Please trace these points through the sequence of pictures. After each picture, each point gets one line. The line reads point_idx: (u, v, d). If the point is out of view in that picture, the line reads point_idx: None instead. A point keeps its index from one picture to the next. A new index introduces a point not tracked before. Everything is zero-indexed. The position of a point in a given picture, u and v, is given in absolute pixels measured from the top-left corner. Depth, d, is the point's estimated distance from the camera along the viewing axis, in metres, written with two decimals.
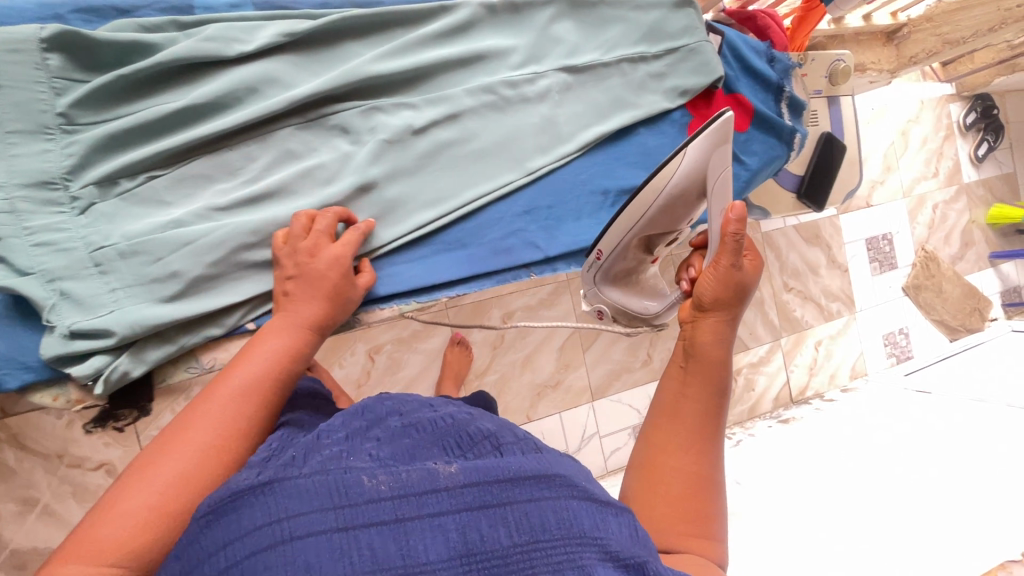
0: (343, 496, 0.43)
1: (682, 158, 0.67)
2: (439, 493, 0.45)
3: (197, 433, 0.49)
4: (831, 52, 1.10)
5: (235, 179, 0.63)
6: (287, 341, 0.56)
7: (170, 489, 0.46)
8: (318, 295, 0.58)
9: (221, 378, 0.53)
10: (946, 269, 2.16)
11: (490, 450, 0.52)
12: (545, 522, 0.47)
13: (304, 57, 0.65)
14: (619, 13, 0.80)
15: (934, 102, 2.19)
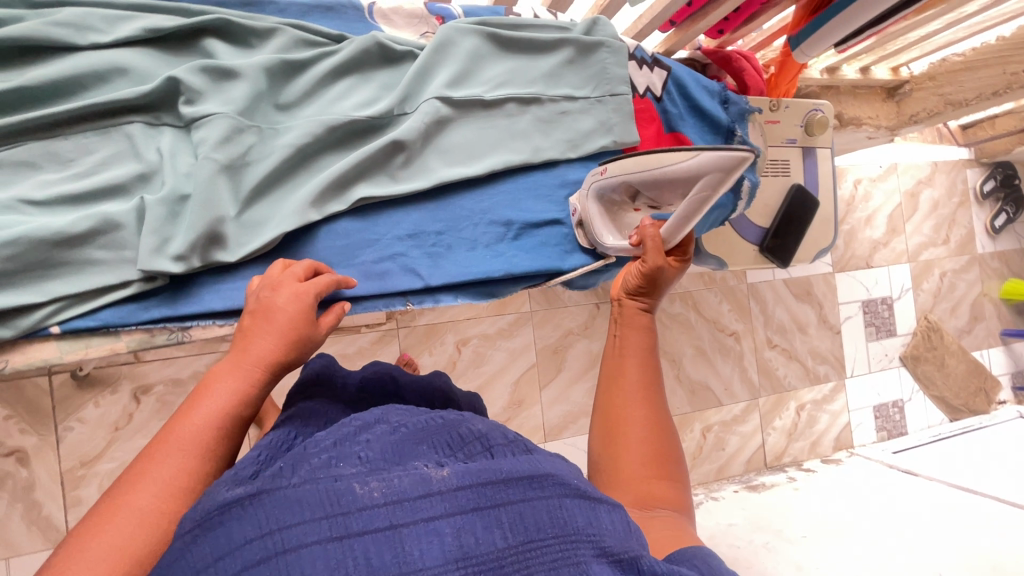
0: (332, 504, 0.34)
1: (687, 161, 0.53)
2: (434, 498, 0.36)
3: (142, 493, 0.38)
4: (809, 100, 1.03)
5: (66, 171, 0.51)
6: (236, 385, 0.45)
7: (109, 567, 0.34)
8: (278, 328, 0.48)
9: (173, 428, 0.41)
10: (951, 342, 2.02)
11: (482, 451, 0.42)
12: (544, 523, 0.37)
13: (173, 57, 0.56)
14: (548, 41, 0.73)
15: (949, 166, 2.09)
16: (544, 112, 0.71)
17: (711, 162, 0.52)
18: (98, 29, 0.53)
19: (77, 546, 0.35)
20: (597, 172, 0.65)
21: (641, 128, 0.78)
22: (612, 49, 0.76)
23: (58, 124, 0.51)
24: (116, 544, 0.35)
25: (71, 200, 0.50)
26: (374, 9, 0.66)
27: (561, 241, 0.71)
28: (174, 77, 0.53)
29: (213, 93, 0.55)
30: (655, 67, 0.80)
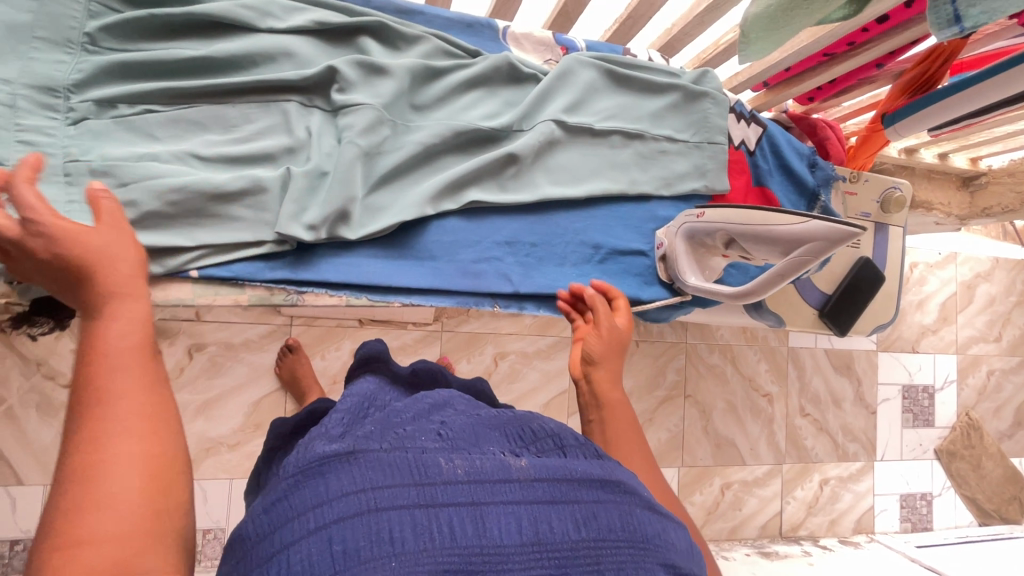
0: (418, 474, 0.36)
1: (793, 226, 0.55)
2: (513, 485, 0.38)
3: (104, 446, 0.36)
4: (888, 178, 1.07)
5: (227, 135, 0.57)
6: (129, 316, 0.42)
7: (121, 513, 0.34)
8: (100, 262, 0.43)
9: (91, 380, 0.38)
10: (991, 444, 1.95)
11: (555, 449, 0.44)
12: (614, 526, 0.39)
13: (331, 49, 0.62)
14: (659, 84, 0.77)
15: (1010, 264, 2.05)
16: (645, 149, 0.75)
17: (823, 232, 0.53)
18: (276, 16, 0.59)
19: (70, 518, 0.33)
20: (694, 214, 0.67)
21: (732, 177, 0.81)
22: (717, 100, 0.79)
23: (229, 93, 0.57)
24: (111, 496, 0.34)
25: (227, 165, 0.56)
26: (508, 32, 0.71)
27: (644, 272, 0.73)
28: (335, 66, 0.58)
29: (364, 85, 0.60)
30: (752, 123, 0.84)
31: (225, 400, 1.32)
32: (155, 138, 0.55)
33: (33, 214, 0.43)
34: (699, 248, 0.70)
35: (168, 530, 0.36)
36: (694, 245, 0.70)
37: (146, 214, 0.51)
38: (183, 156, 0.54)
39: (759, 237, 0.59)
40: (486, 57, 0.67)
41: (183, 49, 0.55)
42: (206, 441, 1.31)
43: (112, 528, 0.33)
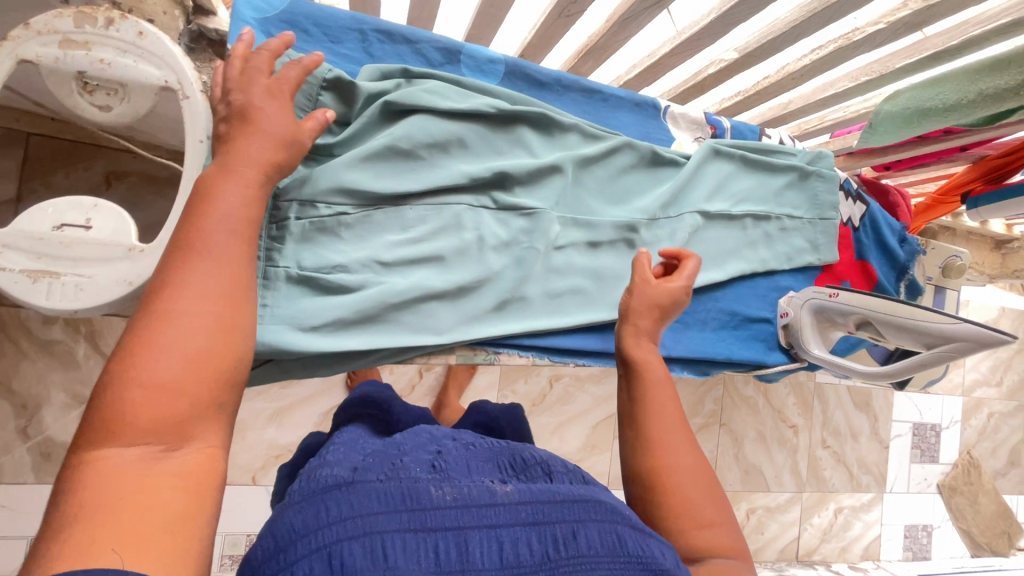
0: (410, 500, 0.38)
1: (947, 324, 0.62)
2: (497, 509, 0.39)
3: (185, 298, 0.35)
4: (951, 247, 1.16)
5: (404, 234, 0.58)
6: (248, 177, 0.41)
7: (182, 364, 0.33)
8: (266, 135, 0.44)
9: (194, 235, 0.38)
10: (987, 480, 2.10)
11: (541, 475, 0.46)
12: (595, 543, 0.38)
13: (508, 140, 0.63)
14: (782, 169, 0.83)
15: (1015, 314, 2.19)
16: (770, 229, 0.81)
17: (974, 337, 0.60)
18: (458, 104, 0.59)
19: (128, 363, 0.32)
20: (826, 294, 0.75)
21: (841, 251, 0.89)
22: (824, 178, 0.86)
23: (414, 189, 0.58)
24: (181, 352, 0.33)
25: (450, 239, 0.59)
26: (669, 111, 0.76)
27: (768, 338, 0.80)
28: (514, 169, 0.62)
29: (530, 188, 0.64)
30: (857, 201, 0.91)
31: (295, 410, 1.35)
32: (379, 206, 0.56)
33: (257, 54, 0.46)
34: (822, 320, 0.78)
35: (221, 405, 0.35)
36: (823, 318, 0.77)
37: (354, 315, 0.53)
38: (368, 262, 0.55)
39: (903, 327, 0.66)
40: (636, 148, 0.72)
41: (377, 144, 0.55)
42: (275, 448, 1.33)
43: (172, 383, 0.32)
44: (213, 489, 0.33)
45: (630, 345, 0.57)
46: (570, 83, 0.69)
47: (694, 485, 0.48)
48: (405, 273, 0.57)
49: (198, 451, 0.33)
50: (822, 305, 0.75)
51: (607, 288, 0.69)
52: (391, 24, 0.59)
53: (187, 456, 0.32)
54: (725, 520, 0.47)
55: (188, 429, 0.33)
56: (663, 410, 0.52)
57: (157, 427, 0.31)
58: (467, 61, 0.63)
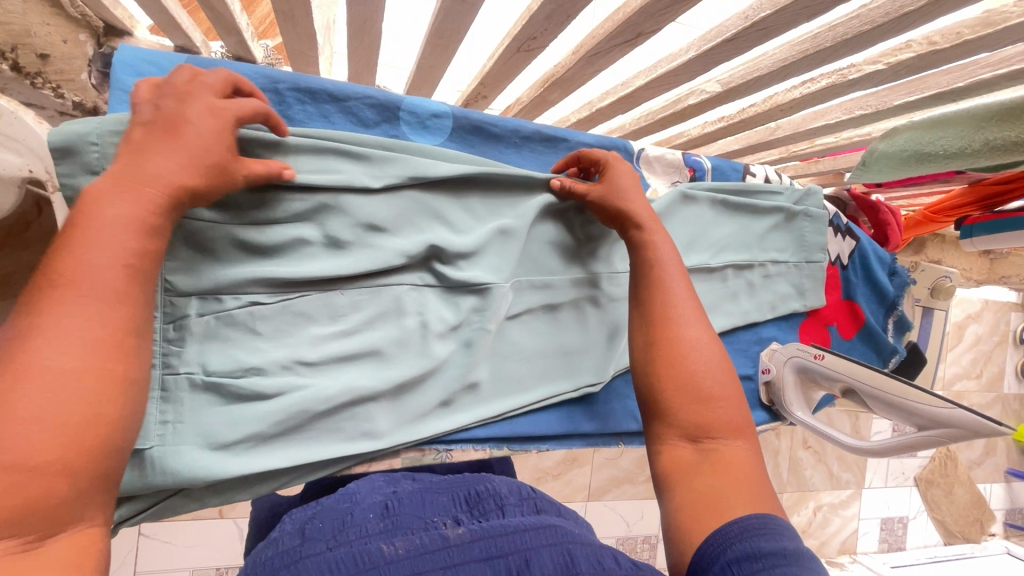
0: (363, 559, 0.38)
1: (943, 408, 0.59)
2: (450, 550, 0.39)
3: (46, 354, 0.30)
4: (941, 268, 1.11)
5: (335, 326, 0.50)
6: (145, 198, 0.36)
7: (56, 434, 0.30)
8: (190, 160, 0.38)
9: (66, 270, 0.33)
10: (962, 471, 2.13)
11: (494, 509, 0.47)
12: (548, 567, 0.38)
13: (457, 204, 0.56)
14: (767, 210, 0.76)
15: (998, 306, 2.18)
16: (753, 277, 0.75)
17: (967, 423, 0.58)
18: (395, 173, 0.51)
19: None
20: (810, 354, 0.70)
21: (828, 293, 0.83)
22: (811, 217, 0.79)
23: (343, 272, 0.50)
24: (46, 422, 0.29)
25: (390, 329, 0.52)
26: (643, 155, 0.68)
27: (749, 395, 0.75)
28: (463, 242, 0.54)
29: (484, 258, 0.57)
30: (846, 236, 0.85)
31: None
32: (302, 292, 0.49)
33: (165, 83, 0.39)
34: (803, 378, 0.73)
35: (104, 467, 0.32)
36: (807, 381, 0.73)
37: (275, 428, 0.46)
38: (289, 364, 0.47)
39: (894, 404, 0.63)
40: None
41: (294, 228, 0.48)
42: None
43: (43, 462, 0.29)
44: (98, 564, 0.32)
45: (644, 242, 0.54)
46: (530, 132, 0.61)
47: (705, 376, 0.48)
48: (336, 372, 0.49)
49: (82, 528, 0.31)
50: (803, 366, 0.71)
51: (573, 361, 0.62)
52: (312, 82, 0.50)
53: (69, 539, 0.31)
54: (732, 398, 0.48)
55: (66, 511, 0.30)
56: (678, 309, 0.50)
57: (21, 517, 0.28)
58: (407, 118, 0.55)
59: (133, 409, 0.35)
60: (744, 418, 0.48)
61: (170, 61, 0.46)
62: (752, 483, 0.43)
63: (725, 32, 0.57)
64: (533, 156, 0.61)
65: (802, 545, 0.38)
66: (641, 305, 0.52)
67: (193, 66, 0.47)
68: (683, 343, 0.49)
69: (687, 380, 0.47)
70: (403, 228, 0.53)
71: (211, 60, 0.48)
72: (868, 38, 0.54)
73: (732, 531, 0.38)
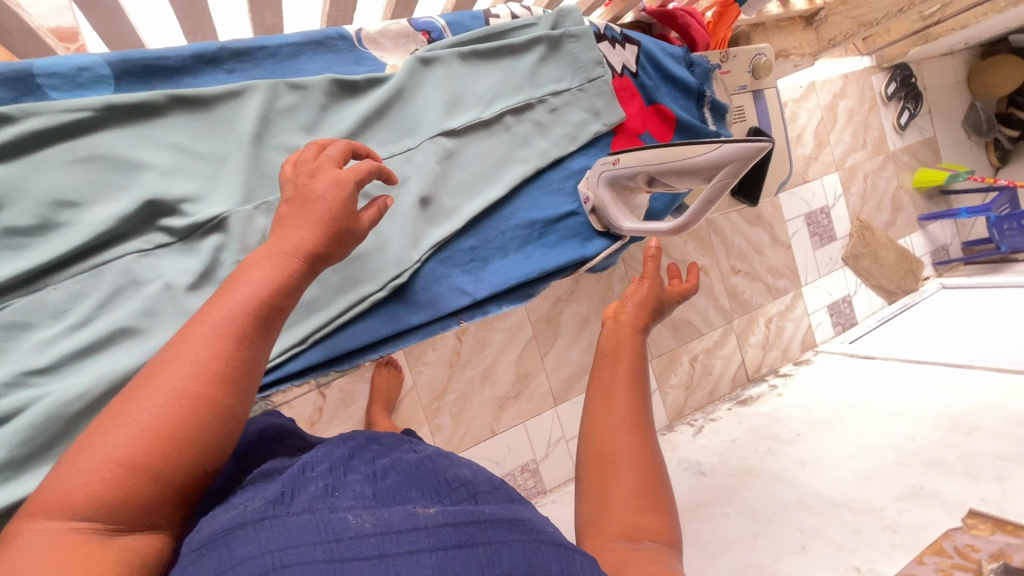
0: (326, 531, 0.33)
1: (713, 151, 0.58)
2: (420, 534, 0.34)
3: (178, 369, 0.34)
4: (752, 47, 1.10)
5: (61, 324, 0.46)
6: (279, 262, 0.39)
7: (144, 444, 0.32)
8: (315, 218, 0.41)
9: (210, 310, 0.36)
10: (880, 235, 2.27)
11: (467, 497, 0.40)
12: (517, 560, 0.35)
13: (158, 153, 0.51)
14: (526, 43, 0.73)
15: (858, 75, 2.26)
16: (538, 116, 0.73)
17: (735, 154, 0.57)
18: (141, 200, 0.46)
19: (94, 432, 0.32)
20: (610, 162, 0.69)
21: (626, 106, 0.81)
22: (577, 36, 0.77)
23: (44, 265, 0.46)
24: (146, 425, 0.32)
25: (131, 303, 0.48)
26: (363, 35, 0.64)
27: (580, 230, 0.75)
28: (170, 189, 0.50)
29: (212, 194, 0.52)
30: (626, 44, 0.83)
31: None
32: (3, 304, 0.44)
33: (299, 160, 0.44)
34: (620, 191, 0.72)
35: (182, 490, 0.34)
36: (621, 189, 0.72)
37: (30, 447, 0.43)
38: (20, 379, 0.43)
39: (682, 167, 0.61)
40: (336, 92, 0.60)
41: None
42: None
43: (133, 461, 0.32)
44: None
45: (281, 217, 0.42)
46: (216, 49, 0.55)
47: (632, 443, 0.52)
48: (86, 368, 0.46)
49: (147, 535, 0.33)
50: (614, 179, 0.70)
51: (369, 263, 0.59)
52: None
53: (130, 542, 0.32)
54: (658, 495, 0.49)
55: (140, 513, 0.32)
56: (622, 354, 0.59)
57: (99, 507, 0.31)
58: (51, 83, 0.48)
59: (228, 441, 0.36)
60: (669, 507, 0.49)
61: None
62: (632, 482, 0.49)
63: None
64: (232, 74, 0.56)
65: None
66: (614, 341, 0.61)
67: None
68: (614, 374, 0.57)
69: (612, 453, 0.51)
70: (101, 199, 0.49)
71: None
72: None
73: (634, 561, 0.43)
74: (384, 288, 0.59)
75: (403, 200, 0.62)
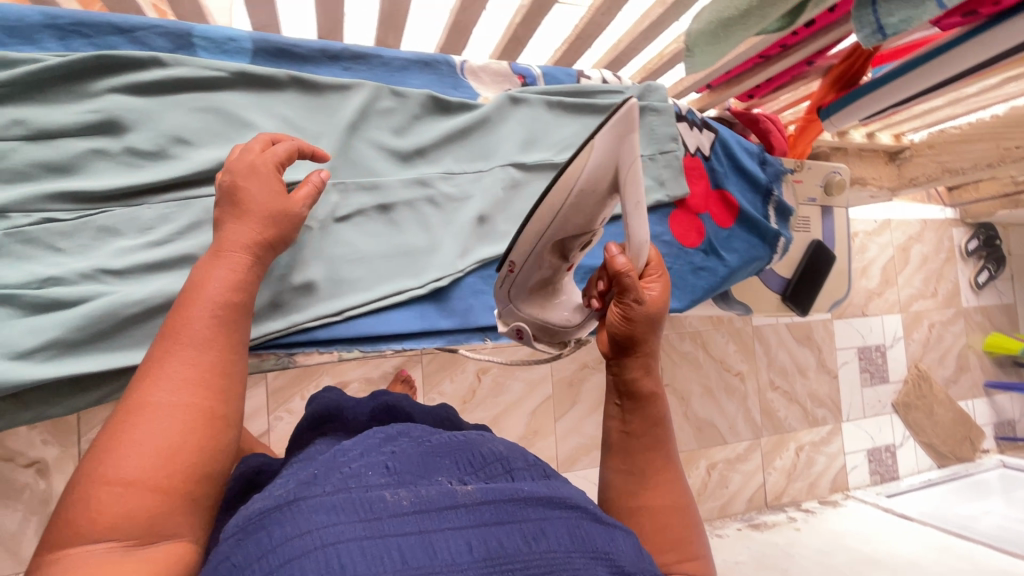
0: (365, 509, 0.33)
1: (585, 154, 0.47)
2: (457, 509, 0.35)
3: (157, 390, 0.37)
4: (828, 164, 1.13)
5: (143, 236, 0.51)
6: (231, 265, 0.43)
7: (150, 458, 0.34)
8: (256, 216, 0.46)
9: (182, 328, 0.39)
10: (939, 391, 2.12)
11: (501, 474, 0.40)
12: (564, 539, 0.36)
13: (267, 117, 0.58)
14: (609, 106, 0.79)
15: (938, 224, 2.22)
16: None
17: (607, 134, 0.47)
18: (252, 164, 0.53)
19: (95, 461, 0.34)
20: (505, 269, 0.57)
21: (691, 183, 0.85)
22: (658, 111, 0.82)
23: (145, 186, 0.52)
24: (149, 441, 0.35)
25: (203, 236, 0.53)
26: (466, 66, 0.71)
27: None
28: None
29: (300, 164, 0.58)
30: (703, 129, 0.88)
31: None
32: (104, 208, 0.50)
33: (243, 152, 0.48)
34: (548, 285, 0.61)
35: (196, 491, 0.36)
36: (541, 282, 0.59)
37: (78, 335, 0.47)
38: (93, 273, 0.48)
39: (577, 197, 0.50)
40: (431, 108, 0.67)
41: (83, 145, 0.50)
42: None
43: (140, 477, 0.34)
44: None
45: (229, 211, 0.46)
46: (340, 49, 0.64)
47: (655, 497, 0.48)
48: (148, 279, 0.50)
49: (171, 543, 0.34)
50: (523, 281, 0.58)
51: (417, 261, 0.63)
52: (94, 16, 0.53)
53: (160, 549, 0.34)
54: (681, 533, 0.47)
55: (161, 522, 0.34)
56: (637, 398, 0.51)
57: (123, 521, 0.33)
58: (203, 44, 0.57)
59: (224, 442, 0.39)
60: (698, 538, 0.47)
61: None
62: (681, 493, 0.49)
63: None
64: (347, 71, 0.64)
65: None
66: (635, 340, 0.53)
67: None
68: (632, 423, 0.51)
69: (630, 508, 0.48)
70: (210, 143, 0.55)
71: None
72: None
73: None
74: (422, 285, 0.62)
75: (463, 213, 0.66)
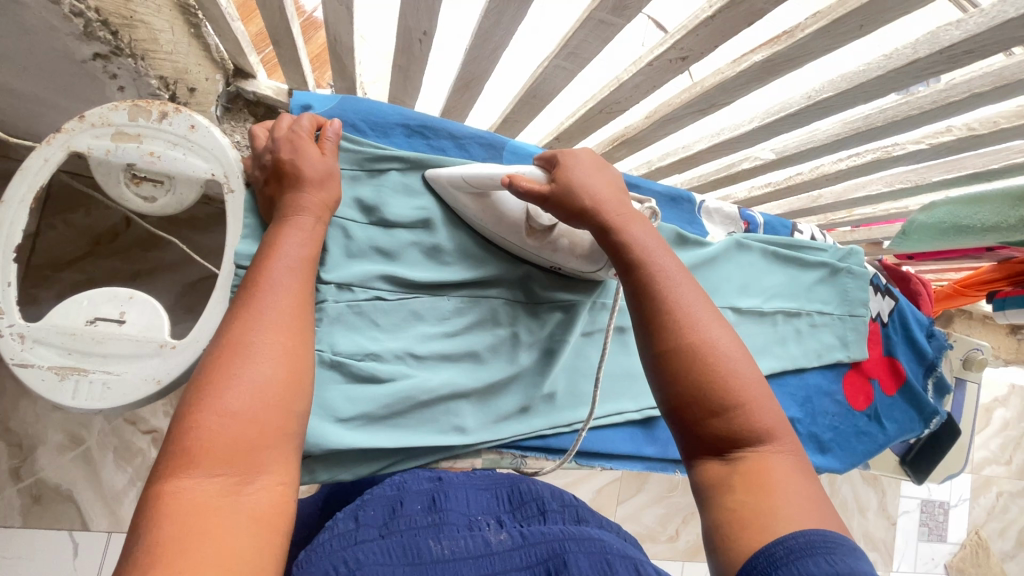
0: (413, 553, 0.39)
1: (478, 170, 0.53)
2: (493, 559, 0.40)
3: (251, 330, 0.38)
4: (971, 339, 1.16)
5: (440, 325, 0.57)
6: (311, 234, 0.46)
7: (255, 397, 0.35)
8: (312, 182, 0.47)
9: (258, 276, 0.41)
10: (994, 563, 2.04)
11: (535, 514, 0.47)
12: (585, 569, 0.38)
13: None
14: (813, 262, 0.83)
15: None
16: (801, 325, 0.80)
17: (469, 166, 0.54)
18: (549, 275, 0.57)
19: (197, 403, 0.34)
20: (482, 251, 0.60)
21: (870, 348, 0.88)
22: (854, 275, 0.85)
23: (451, 280, 0.57)
24: (253, 380, 0.36)
25: (484, 335, 0.58)
26: (703, 206, 0.77)
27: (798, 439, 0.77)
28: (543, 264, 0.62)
29: (563, 281, 0.64)
30: (886, 296, 0.90)
31: None
32: (416, 294, 0.56)
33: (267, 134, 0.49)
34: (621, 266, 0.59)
35: (290, 430, 0.37)
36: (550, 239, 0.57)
37: (382, 411, 0.52)
38: (402, 354, 0.54)
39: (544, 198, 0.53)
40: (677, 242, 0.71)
41: (410, 234, 0.56)
42: None
43: (239, 410, 0.34)
44: (282, 530, 0.33)
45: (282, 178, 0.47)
46: None
47: (776, 472, 0.39)
48: (439, 367, 0.56)
49: (266, 481, 0.34)
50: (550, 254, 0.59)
51: (636, 387, 0.67)
52: (439, 124, 0.61)
53: (262, 489, 0.33)
54: (800, 488, 0.38)
55: (260, 458, 0.34)
56: (737, 373, 0.41)
57: (230, 455, 0.33)
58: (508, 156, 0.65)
59: (309, 386, 0.40)
60: (817, 498, 0.38)
61: (328, 99, 0.56)
62: (793, 496, 0.37)
63: (789, 108, 0.66)
64: None
65: (870, 573, 0.31)
66: (654, 332, 0.44)
67: (346, 104, 0.57)
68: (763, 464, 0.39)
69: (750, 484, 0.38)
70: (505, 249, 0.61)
71: (361, 100, 0.58)
72: (910, 122, 0.65)
73: (781, 549, 0.33)
74: (638, 412, 0.66)
75: None
